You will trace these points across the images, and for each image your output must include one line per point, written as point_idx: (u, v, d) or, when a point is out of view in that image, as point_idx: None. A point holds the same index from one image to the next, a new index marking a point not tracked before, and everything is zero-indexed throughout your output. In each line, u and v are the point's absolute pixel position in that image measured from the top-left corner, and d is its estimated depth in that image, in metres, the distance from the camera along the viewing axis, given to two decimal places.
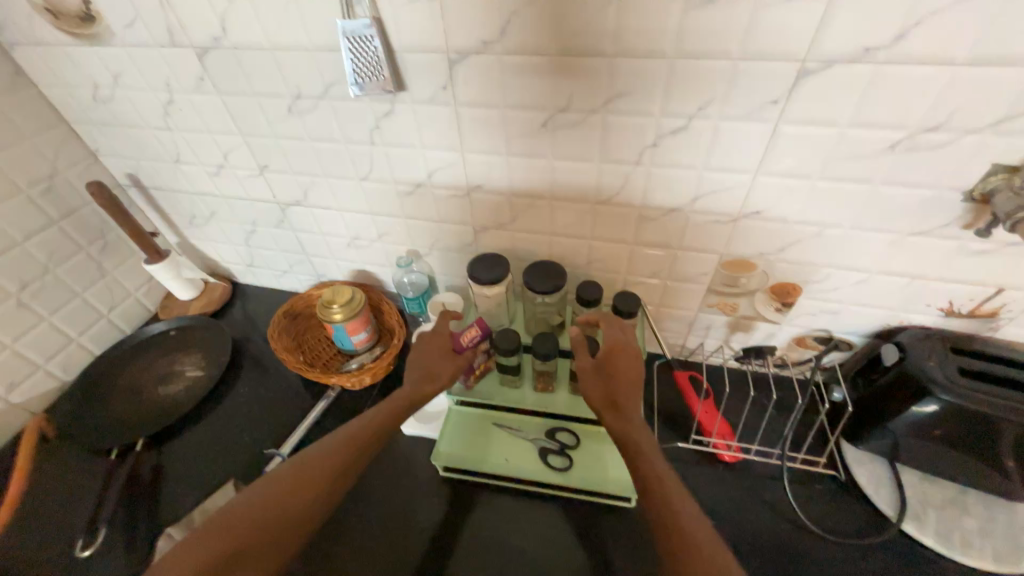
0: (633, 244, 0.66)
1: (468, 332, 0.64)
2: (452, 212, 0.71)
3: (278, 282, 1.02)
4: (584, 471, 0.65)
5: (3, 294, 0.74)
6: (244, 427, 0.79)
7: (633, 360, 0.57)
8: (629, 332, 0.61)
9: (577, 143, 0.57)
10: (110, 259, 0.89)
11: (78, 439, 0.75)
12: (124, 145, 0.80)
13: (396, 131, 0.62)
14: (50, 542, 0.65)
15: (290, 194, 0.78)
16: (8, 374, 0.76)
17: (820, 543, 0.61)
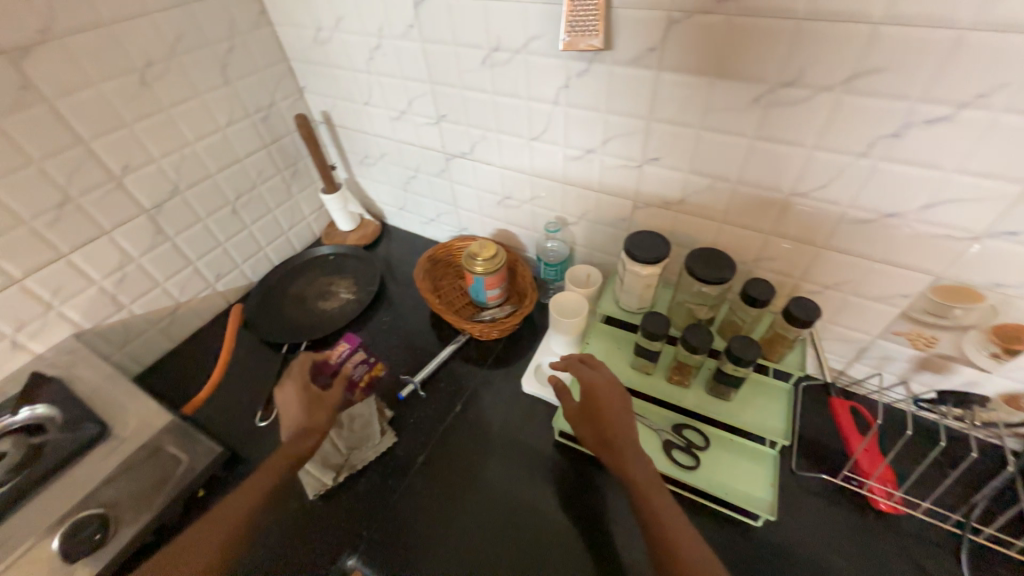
0: (820, 247, 0.59)
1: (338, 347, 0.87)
2: (615, 184, 0.69)
3: (422, 229, 1.09)
4: (710, 475, 0.61)
5: (224, 199, 0.89)
6: (383, 351, 0.88)
7: (613, 392, 0.60)
8: (601, 369, 0.63)
9: (792, 123, 0.51)
10: (297, 184, 1.02)
11: (261, 330, 0.90)
12: (326, 85, 0.90)
13: (584, 93, 0.61)
14: (235, 407, 0.80)
15: (458, 146, 0.82)
16: (218, 266, 0.92)
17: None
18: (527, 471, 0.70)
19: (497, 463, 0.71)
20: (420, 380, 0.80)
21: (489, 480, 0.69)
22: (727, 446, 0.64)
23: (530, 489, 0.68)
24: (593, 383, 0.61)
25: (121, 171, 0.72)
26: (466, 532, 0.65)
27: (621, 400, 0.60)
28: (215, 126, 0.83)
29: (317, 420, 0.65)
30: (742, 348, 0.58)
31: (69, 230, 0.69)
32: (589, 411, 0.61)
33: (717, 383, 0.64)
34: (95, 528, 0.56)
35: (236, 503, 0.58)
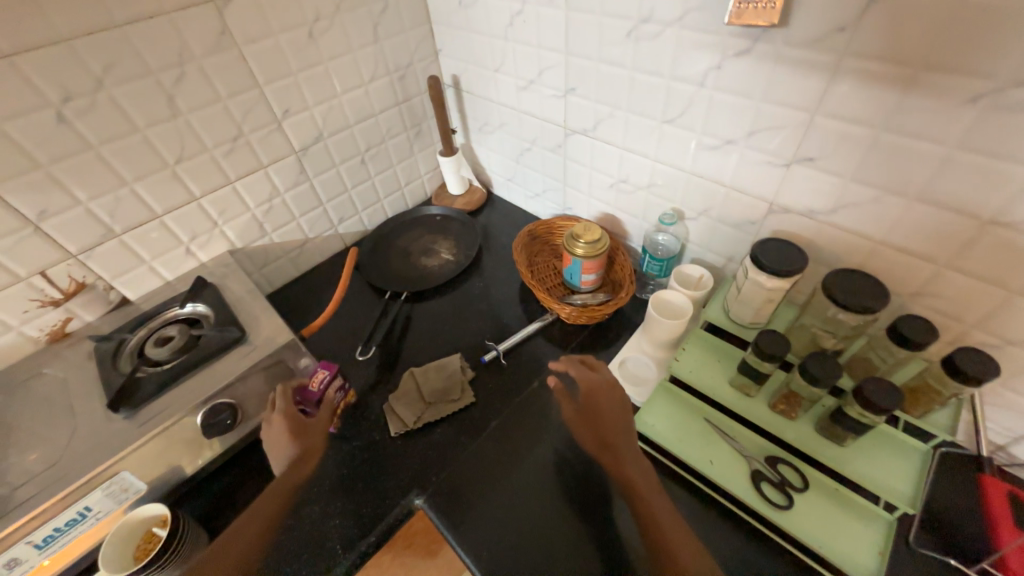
0: (1015, 291, 0.47)
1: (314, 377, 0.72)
2: (751, 183, 0.62)
3: (526, 202, 1.10)
4: (806, 522, 0.54)
5: (357, 150, 0.97)
6: (473, 315, 0.91)
7: (611, 396, 0.66)
8: (600, 369, 0.70)
9: (1020, 131, 0.40)
10: (419, 143, 1.08)
11: (369, 274, 0.98)
12: (462, 49, 0.92)
13: (738, 76, 0.55)
14: (339, 338, 0.89)
15: (581, 122, 0.79)
16: (342, 210, 1.01)
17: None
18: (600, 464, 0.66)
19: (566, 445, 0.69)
20: (503, 349, 0.81)
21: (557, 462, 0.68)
22: (831, 495, 0.56)
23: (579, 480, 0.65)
24: (590, 381, 0.68)
25: (281, 114, 0.82)
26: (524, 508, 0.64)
27: (619, 403, 0.65)
28: (360, 81, 0.90)
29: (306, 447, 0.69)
30: (879, 392, 0.50)
31: (237, 161, 0.80)
32: (587, 414, 0.67)
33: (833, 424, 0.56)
34: (227, 415, 0.66)
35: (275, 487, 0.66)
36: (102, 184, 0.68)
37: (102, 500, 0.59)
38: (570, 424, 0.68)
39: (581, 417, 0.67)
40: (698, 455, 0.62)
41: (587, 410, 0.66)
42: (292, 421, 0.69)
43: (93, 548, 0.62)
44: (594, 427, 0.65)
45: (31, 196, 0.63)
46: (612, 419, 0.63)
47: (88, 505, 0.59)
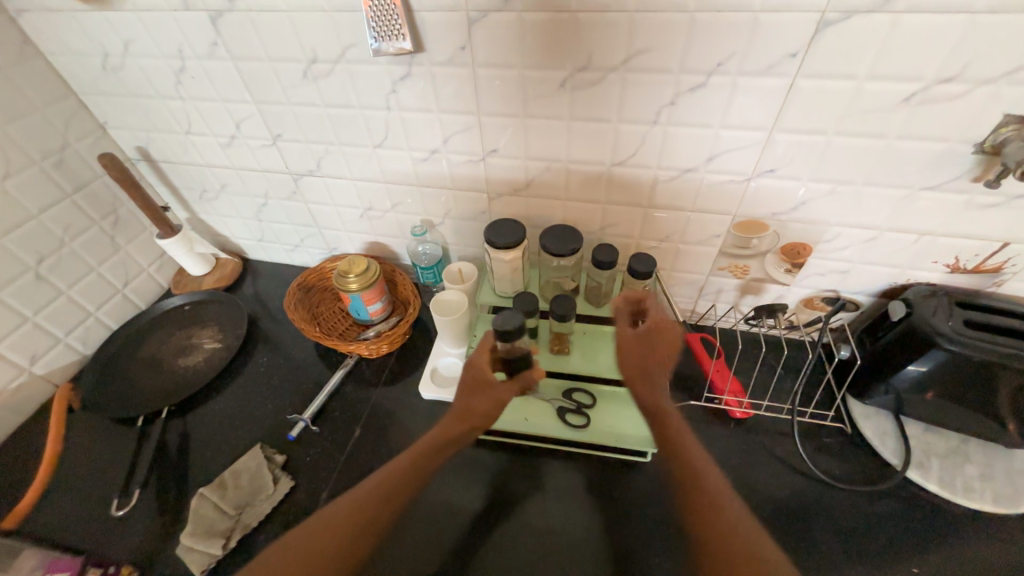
0: (647, 206, 0.67)
1: None
2: (466, 179, 0.72)
3: (290, 257, 1.02)
4: (600, 427, 0.67)
5: (22, 267, 0.74)
6: (265, 395, 0.80)
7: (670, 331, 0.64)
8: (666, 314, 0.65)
9: (596, 101, 0.57)
10: (123, 233, 0.89)
11: (104, 407, 0.76)
12: (133, 116, 0.79)
13: (414, 94, 0.62)
14: (84, 506, 0.67)
15: (303, 164, 0.78)
16: (30, 346, 0.76)
17: (831, 493, 0.63)
18: (472, 477, 0.66)
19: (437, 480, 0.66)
20: (311, 415, 0.74)
21: (430, 496, 0.64)
22: (611, 398, 0.70)
23: (451, 500, 0.64)
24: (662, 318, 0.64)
25: None
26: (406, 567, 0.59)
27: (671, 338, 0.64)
28: None
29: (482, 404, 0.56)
30: (504, 320, 0.56)
31: None
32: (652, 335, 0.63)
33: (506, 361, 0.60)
34: None
35: (368, 493, 0.49)
36: None
37: None
38: (626, 341, 0.63)
39: (640, 339, 0.63)
40: (515, 419, 0.68)
41: (649, 333, 0.63)
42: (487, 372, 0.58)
43: None
44: (650, 349, 0.62)
45: None
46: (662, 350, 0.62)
47: None
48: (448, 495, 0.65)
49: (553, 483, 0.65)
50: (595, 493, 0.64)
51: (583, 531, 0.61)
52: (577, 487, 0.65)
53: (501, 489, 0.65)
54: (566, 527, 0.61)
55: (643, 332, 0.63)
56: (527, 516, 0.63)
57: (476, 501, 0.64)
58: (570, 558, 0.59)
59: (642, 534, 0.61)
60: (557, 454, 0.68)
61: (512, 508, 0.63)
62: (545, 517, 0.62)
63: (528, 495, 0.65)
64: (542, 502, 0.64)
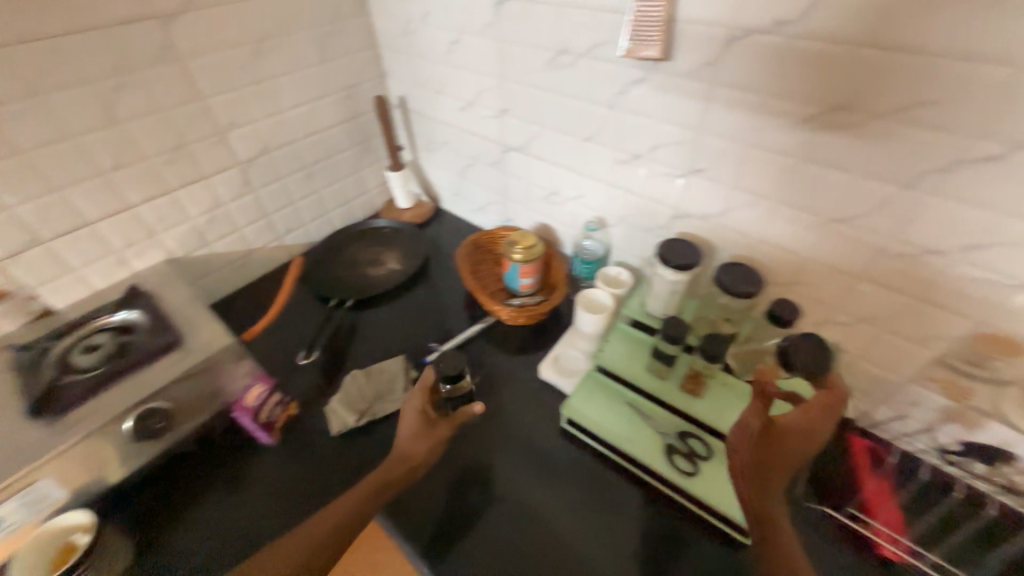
0: (857, 277, 0.58)
1: (252, 392, 0.69)
2: (657, 192, 0.72)
3: (471, 215, 1.16)
4: (706, 484, 0.62)
5: (303, 164, 1.00)
6: (419, 320, 0.94)
7: (800, 440, 0.50)
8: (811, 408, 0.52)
9: (841, 146, 0.51)
10: (366, 159, 1.12)
11: (315, 282, 0.99)
12: (407, 71, 0.98)
13: (639, 99, 0.65)
14: (281, 346, 0.89)
15: (515, 140, 0.87)
16: (289, 221, 1.03)
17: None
18: (489, 450, 0.72)
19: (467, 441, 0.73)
20: (446, 350, 0.85)
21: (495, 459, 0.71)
22: (728, 461, 0.64)
23: (507, 470, 0.70)
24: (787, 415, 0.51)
25: (226, 126, 0.84)
26: (446, 506, 0.66)
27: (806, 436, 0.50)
28: (307, 98, 0.94)
29: (422, 448, 0.61)
30: (449, 364, 0.63)
31: (180, 170, 0.81)
32: (772, 436, 0.50)
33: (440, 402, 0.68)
34: (158, 419, 0.64)
35: (306, 537, 0.53)
36: (33, 189, 0.67)
37: (18, 510, 0.56)
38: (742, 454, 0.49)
39: (761, 451, 0.49)
40: (620, 435, 0.68)
41: (771, 434, 0.49)
42: (423, 415, 0.63)
43: None
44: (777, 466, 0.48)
45: None
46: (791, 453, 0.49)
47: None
48: (506, 466, 0.71)
49: (567, 493, 0.68)
50: (601, 520, 0.65)
51: (577, 545, 0.63)
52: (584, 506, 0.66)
53: (511, 474, 0.70)
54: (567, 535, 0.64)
55: (763, 431, 0.50)
56: (531, 508, 0.66)
57: (526, 485, 0.68)
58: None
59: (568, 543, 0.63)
60: (572, 466, 0.70)
61: (520, 495, 0.68)
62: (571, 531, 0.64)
63: (538, 490, 0.68)
64: (550, 503, 0.67)
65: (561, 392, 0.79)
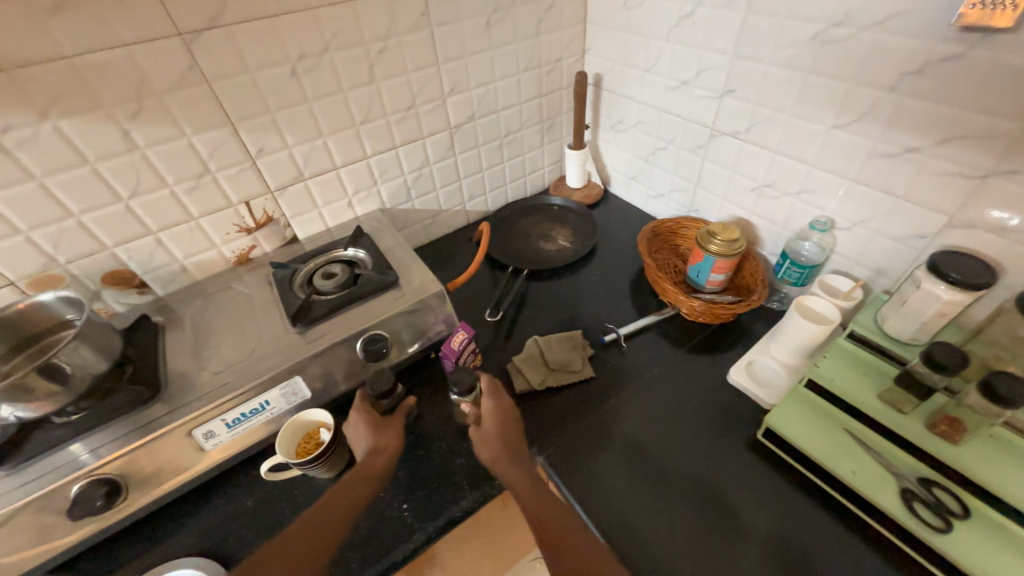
0: None
1: (455, 337, 0.73)
2: (929, 193, 0.61)
3: (644, 202, 1.12)
4: (962, 546, 0.51)
5: (497, 134, 1.04)
6: (590, 299, 0.94)
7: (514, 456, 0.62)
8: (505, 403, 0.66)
9: None
10: (548, 136, 1.13)
11: (495, 248, 1.05)
12: (614, 48, 0.97)
13: (943, 80, 0.55)
14: (460, 302, 0.95)
15: (732, 124, 0.81)
16: (473, 188, 1.09)
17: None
18: (600, 437, 0.71)
19: (592, 422, 0.72)
20: (624, 333, 0.83)
21: (600, 447, 0.69)
22: (990, 527, 0.52)
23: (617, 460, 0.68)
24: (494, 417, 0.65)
25: (448, 92, 0.91)
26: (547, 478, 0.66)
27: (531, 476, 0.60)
28: (515, 70, 0.97)
29: (389, 439, 0.64)
30: (377, 383, 0.67)
31: (405, 129, 0.90)
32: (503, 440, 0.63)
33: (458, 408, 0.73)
34: (381, 344, 0.71)
35: (338, 498, 0.57)
36: (307, 133, 0.79)
37: (278, 398, 0.66)
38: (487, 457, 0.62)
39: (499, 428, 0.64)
40: (839, 464, 0.59)
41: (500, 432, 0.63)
42: (368, 417, 0.65)
43: (252, 446, 0.68)
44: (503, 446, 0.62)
45: (256, 134, 0.74)
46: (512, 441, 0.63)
47: (267, 399, 0.66)
48: (615, 455, 0.69)
49: (676, 502, 0.63)
50: (697, 541, 0.60)
51: (664, 557, 0.59)
52: (684, 523, 0.61)
53: (618, 460, 0.68)
54: (648, 548, 0.59)
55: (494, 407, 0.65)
56: (624, 507, 0.63)
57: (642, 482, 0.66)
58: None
59: (655, 554, 0.59)
60: (689, 470, 0.66)
61: (619, 486, 0.66)
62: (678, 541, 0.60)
63: (641, 488, 0.65)
64: (649, 508, 0.63)
65: (752, 401, 0.72)
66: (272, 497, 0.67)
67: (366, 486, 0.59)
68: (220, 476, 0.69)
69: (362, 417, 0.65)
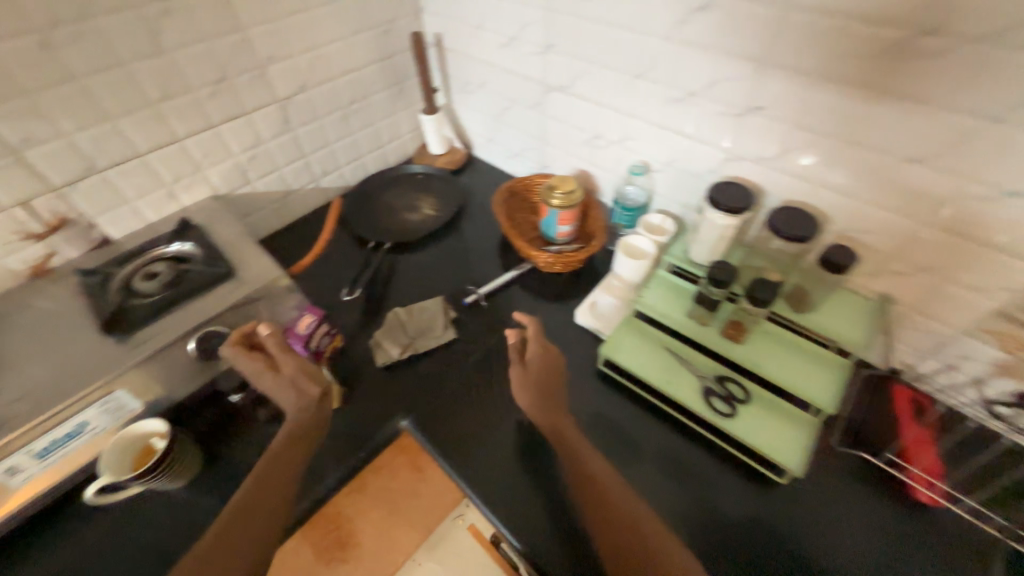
0: (920, 222, 0.56)
1: (302, 321, 0.71)
2: (710, 133, 0.69)
3: (505, 162, 1.14)
4: (744, 425, 0.63)
5: (340, 103, 0.98)
6: (454, 265, 0.95)
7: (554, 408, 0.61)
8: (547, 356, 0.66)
9: (921, 78, 0.48)
10: (401, 102, 1.10)
11: (352, 224, 1.01)
12: (446, 5, 0.94)
13: (703, 28, 0.61)
14: (322, 285, 0.92)
15: (559, 78, 0.84)
16: (326, 164, 1.03)
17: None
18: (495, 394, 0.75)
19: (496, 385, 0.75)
20: (484, 292, 0.86)
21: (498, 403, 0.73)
22: (764, 406, 0.64)
23: (510, 413, 0.73)
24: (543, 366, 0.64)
25: (265, 60, 0.83)
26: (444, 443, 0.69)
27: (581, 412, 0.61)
28: (345, 32, 0.91)
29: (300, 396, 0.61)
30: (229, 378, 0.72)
31: (222, 105, 0.81)
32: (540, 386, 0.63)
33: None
34: (220, 338, 0.67)
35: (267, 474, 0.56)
36: (89, 118, 0.69)
37: (100, 416, 0.61)
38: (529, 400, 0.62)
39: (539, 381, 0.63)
40: (657, 376, 0.68)
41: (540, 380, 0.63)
42: (264, 363, 0.63)
43: (79, 472, 0.62)
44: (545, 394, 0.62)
45: (14, 123, 0.63)
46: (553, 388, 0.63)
47: (86, 419, 0.60)
48: (508, 409, 0.73)
49: (587, 443, 0.68)
50: (578, 462, 0.67)
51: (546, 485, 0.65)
52: None
53: (529, 414, 0.72)
54: (544, 483, 0.65)
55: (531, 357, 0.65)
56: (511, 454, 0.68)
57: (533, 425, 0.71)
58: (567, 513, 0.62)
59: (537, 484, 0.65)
60: (593, 412, 0.71)
61: (539, 438, 0.69)
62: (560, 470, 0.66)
63: (554, 434, 0.69)
64: (536, 446, 0.69)
65: (596, 336, 0.80)
66: (114, 519, 0.62)
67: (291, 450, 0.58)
68: (49, 511, 0.63)
69: (251, 359, 0.62)
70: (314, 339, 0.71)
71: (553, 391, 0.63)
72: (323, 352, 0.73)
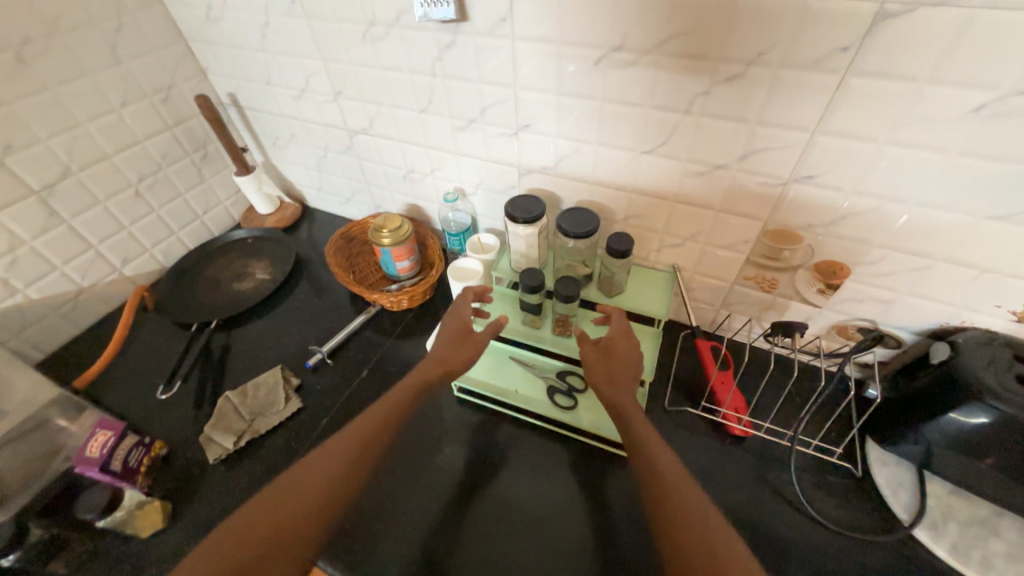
0: (673, 200, 0.65)
1: (92, 442, 0.61)
2: (500, 153, 0.74)
3: (342, 209, 1.11)
4: (585, 412, 0.69)
5: (126, 182, 0.88)
6: (298, 326, 0.89)
7: (626, 358, 0.62)
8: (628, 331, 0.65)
9: (630, 84, 0.56)
10: (208, 167, 1.02)
11: (165, 307, 0.89)
12: (227, 65, 0.90)
13: (458, 63, 0.65)
14: (139, 387, 0.80)
15: (358, 122, 0.84)
16: (124, 251, 0.91)
17: (836, 540, 0.58)
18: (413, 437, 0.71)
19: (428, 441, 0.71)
20: (328, 349, 0.81)
21: (418, 441, 0.70)
22: None
23: (432, 451, 0.70)
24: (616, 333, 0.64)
25: (0, 151, 0.71)
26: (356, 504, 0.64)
27: (633, 363, 0.61)
28: (108, 106, 0.82)
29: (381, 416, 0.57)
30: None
31: None
32: (605, 350, 0.63)
33: (127, 518, 0.61)
34: None
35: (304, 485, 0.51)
36: None
37: None
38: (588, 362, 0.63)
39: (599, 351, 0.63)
40: (507, 389, 0.73)
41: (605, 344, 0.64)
42: (454, 329, 0.67)
43: None
44: (601, 356, 0.63)
45: None
46: (626, 358, 0.62)
47: None
48: (428, 449, 0.70)
49: (511, 469, 0.67)
50: (509, 480, 0.66)
51: (481, 512, 0.63)
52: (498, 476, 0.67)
53: (461, 452, 0.69)
54: (483, 507, 0.64)
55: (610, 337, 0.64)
56: (432, 494, 0.65)
57: (450, 459, 0.69)
58: (509, 529, 0.62)
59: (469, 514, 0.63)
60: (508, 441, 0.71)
61: (484, 472, 0.67)
62: (495, 492, 0.65)
63: (486, 466, 0.68)
64: (459, 477, 0.67)
65: None
66: None
67: (399, 403, 0.60)
68: None
69: (455, 321, 0.67)
70: (114, 459, 0.61)
71: (620, 375, 0.60)
72: (137, 467, 0.64)
